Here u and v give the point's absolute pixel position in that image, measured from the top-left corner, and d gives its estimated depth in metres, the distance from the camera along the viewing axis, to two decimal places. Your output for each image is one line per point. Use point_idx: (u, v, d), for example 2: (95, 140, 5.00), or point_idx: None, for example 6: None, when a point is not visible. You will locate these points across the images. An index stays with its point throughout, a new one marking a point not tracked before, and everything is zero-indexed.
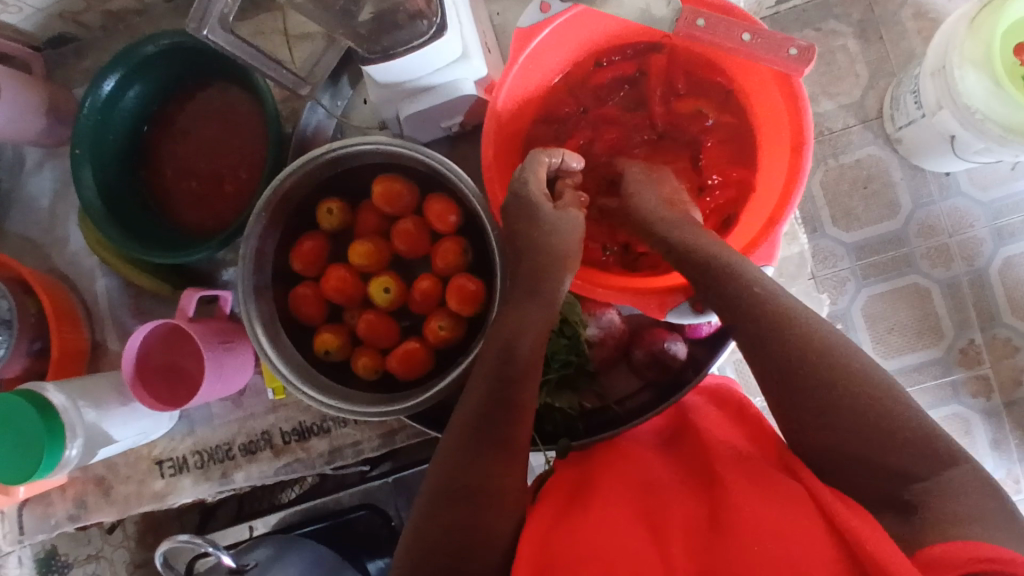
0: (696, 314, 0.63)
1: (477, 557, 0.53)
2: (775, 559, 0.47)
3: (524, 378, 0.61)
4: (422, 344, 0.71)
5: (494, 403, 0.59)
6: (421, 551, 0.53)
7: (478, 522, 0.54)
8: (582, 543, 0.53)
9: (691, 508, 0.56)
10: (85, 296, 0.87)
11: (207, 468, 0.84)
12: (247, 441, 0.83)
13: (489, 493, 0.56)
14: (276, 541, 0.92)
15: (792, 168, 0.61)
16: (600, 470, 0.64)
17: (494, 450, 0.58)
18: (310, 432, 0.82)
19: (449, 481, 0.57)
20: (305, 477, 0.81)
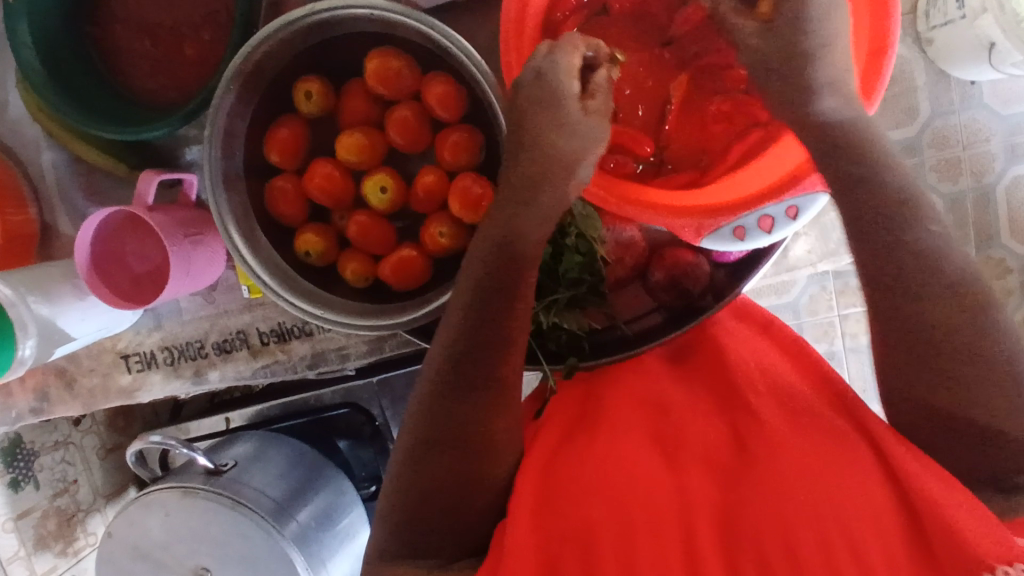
0: (735, 240, 0.57)
1: (476, 489, 0.51)
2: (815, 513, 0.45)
3: (509, 300, 0.53)
4: (419, 252, 0.63)
5: (472, 338, 0.52)
6: (416, 491, 0.51)
7: (472, 459, 0.51)
8: (587, 475, 0.52)
9: (711, 440, 0.54)
10: (29, 170, 0.76)
11: (178, 365, 0.78)
12: (221, 339, 0.77)
13: (478, 435, 0.51)
14: (255, 437, 0.89)
15: (865, 73, 0.55)
16: (616, 398, 0.60)
17: (478, 386, 0.52)
18: (291, 333, 0.76)
19: (435, 421, 0.52)
20: (286, 380, 0.76)
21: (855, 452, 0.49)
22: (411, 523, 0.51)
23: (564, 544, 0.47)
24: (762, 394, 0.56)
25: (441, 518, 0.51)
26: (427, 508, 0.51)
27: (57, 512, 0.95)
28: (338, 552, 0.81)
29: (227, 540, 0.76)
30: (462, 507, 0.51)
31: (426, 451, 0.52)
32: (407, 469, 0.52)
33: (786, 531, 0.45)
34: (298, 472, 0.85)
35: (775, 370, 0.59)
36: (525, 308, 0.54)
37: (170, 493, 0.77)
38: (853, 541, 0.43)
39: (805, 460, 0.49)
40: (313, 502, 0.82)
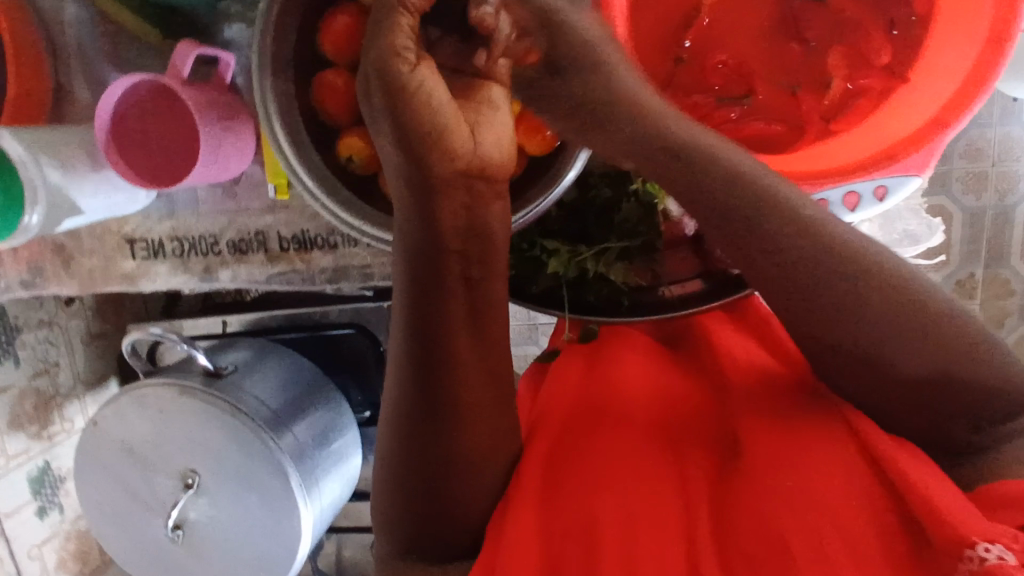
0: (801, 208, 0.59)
1: (453, 486, 0.48)
2: (801, 516, 0.42)
3: (447, 303, 0.44)
4: None
5: (417, 359, 0.46)
6: (402, 501, 0.49)
7: (447, 466, 0.47)
8: (575, 473, 0.49)
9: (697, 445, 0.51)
10: (49, 25, 0.69)
11: (188, 259, 0.74)
12: (238, 238, 0.72)
13: (450, 455, 0.47)
14: (254, 344, 0.85)
15: (976, 68, 0.51)
16: (596, 384, 0.57)
17: (441, 413, 0.47)
18: (313, 244, 0.71)
19: (408, 454, 0.48)
20: (302, 291, 0.72)
21: (830, 446, 0.46)
22: (399, 538, 0.50)
23: (566, 540, 0.45)
24: (754, 387, 0.53)
25: (428, 522, 0.48)
26: (412, 515, 0.49)
27: (35, 394, 0.91)
28: (329, 472, 0.80)
29: (221, 446, 0.73)
30: (451, 521, 0.48)
31: (406, 462, 0.48)
32: (389, 482, 0.49)
33: (777, 536, 0.42)
34: (298, 387, 0.82)
35: (767, 364, 0.56)
36: (466, 306, 0.45)
37: (166, 390, 0.73)
38: (847, 542, 0.41)
39: (785, 454, 0.47)
40: (310, 418, 0.80)
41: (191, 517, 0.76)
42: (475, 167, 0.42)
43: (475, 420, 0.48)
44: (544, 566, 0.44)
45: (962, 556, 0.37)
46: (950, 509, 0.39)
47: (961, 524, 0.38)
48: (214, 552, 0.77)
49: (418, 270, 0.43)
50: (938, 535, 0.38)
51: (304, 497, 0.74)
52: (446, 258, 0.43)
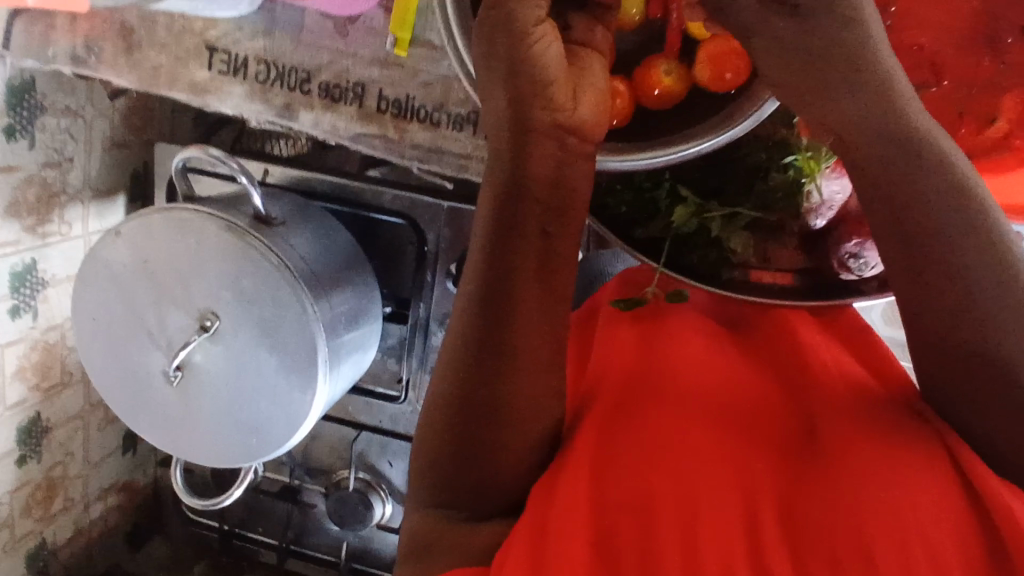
0: None
1: (500, 445, 0.46)
2: (878, 515, 0.40)
3: (518, 251, 0.44)
4: (629, 89, 0.53)
5: (481, 309, 0.44)
6: (439, 458, 0.47)
7: (491, 433, 0.45)
8: (629, 450, 0.46)
9: (762, 432, 0.47)
10: None
11: (270, 88, 0.67)
12: (332, 82, 0.65)
13: (497, 410, 0.45)
14: (295, 201, 0.78)
15: None
16: (655, 354, 0.53)
17: (491, 361, 0.45)
18: (414, 113, 0.64)
19: (455, 400, 0.46)
20: (387, 160, 0.66)
21: (910, 451, 0.43)
22: (434, 491, 0.47)
23: (624, 513, 0.43)
24: (820, 380, 0.51)
25: (472, 479, 0.46)
26: (453, 476, 0.47)
27: (41, 184, 0.82)
28: (346, 357, 0.75)
29: (252, 296, 0.66)
30: (488, 476, 0.46)
31: (460, 415, 0.46)
32: (433, 434, 0.47)
33: (856, 535, 0.40)
34: (338, 259, 0.75)
35: (846, 364, 0.53)
36: (538, 257, 0.44)
37: (208, 221, 0.66)
38: (934, 553, 0.38)
39: (864, 458, 0.43)
40: (345, 295, 0.74)
41: (196, 361, 0.70)
42: (571, 123, 0.42)
43: (530, 374, 0.45)
44: (599, 537, 0.42)
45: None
46: None
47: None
48: (209, 403, 0.71)
49: (498, 209, 0.43)
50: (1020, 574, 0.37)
51: (325, 372, 0.68)
52: (524, 205, 0.43)
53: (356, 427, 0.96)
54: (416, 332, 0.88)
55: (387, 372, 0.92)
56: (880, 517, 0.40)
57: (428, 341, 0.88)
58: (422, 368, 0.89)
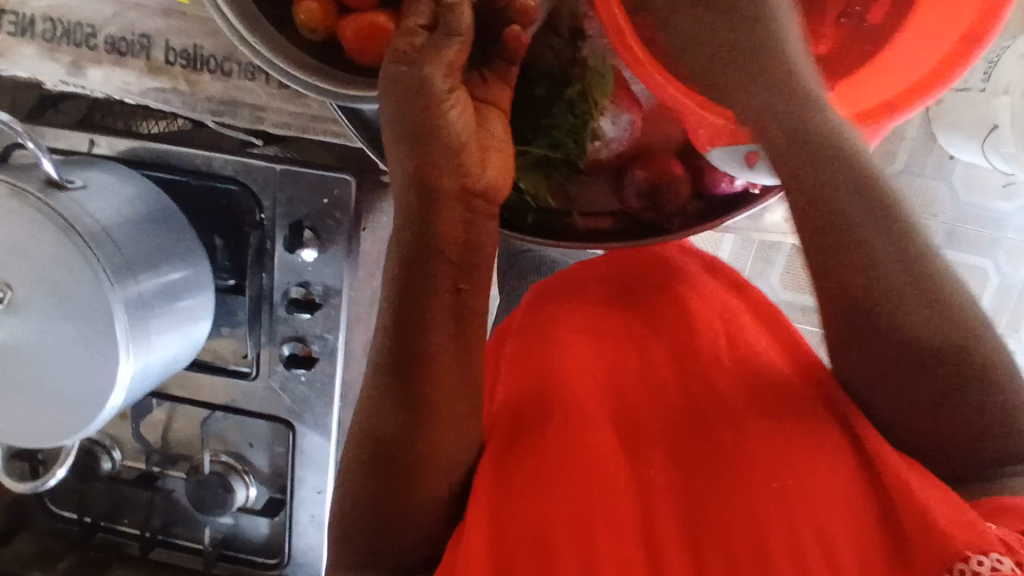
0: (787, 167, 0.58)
1: (427, 471, 0.56)
2: (784, 516, 0.49)
3: (429, 305, 0.52)
4: (394, 23, 0.52)
5: (395, 367, 0.54)
6: (365, 501, 0.56)
7: (413, 483, 0.55)
8: (539, 459, 0.56)
9: (670, 427, 0.60)
10: None
11: (57, 46, 0.63)
12: (119, 35, 0.62)
13: (409, 459, 0.55)
14: (113, 168, 0.75)
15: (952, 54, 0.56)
16: (558, 389, 0.62)
17: (400, 403, 0.55)
18: (205, 65, 0.62)
19: (371, 451, 0.56)
20: (179, 115, 0.63)
21: (820, 448, 0.54)
22: (359, 545, 0.57)
23: (519, 548, 0.51)
24: (716, 373, 0.63)
25: (381, 525, 0.56)
26: (376, 517, 0.56)
27: None
28: (167, 330, 0.72)
29: (45, 266, 0.64)
30: (393, 522, 0.56)
31: (376, 474, 0.56)
32: (349, 514, 0.58)
33: (772, 528, 0.49)
34: (155, 228, 0.73)
35: (736, 332, 0.67)
36: (452, 310, 0.53)
37: None
38: (826, 543, 0.48)
39: (766, 448, 0.54)
40: (163, 269, 0.71)
41: None
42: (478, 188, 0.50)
43: (446, 429, 0.56)
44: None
45: (953, 567, 0.44)
46: (955, 524, 0.45)
47: (954, 533, 0.45)
48: (12, 379, 0.68)
49: (410, 269, 0.52)
50: (920, 540, 0.46)
51: (126, 347, 0.66)
52: (433, 258, 0.51)
53: (210, 407, 0.93)
54: (258, 304, 0.86)
55: (238, 348, 0.90)
56: (781, 515, 0.49)
57: (273, 315, 0.86)
58: (271, 342, 0.88)
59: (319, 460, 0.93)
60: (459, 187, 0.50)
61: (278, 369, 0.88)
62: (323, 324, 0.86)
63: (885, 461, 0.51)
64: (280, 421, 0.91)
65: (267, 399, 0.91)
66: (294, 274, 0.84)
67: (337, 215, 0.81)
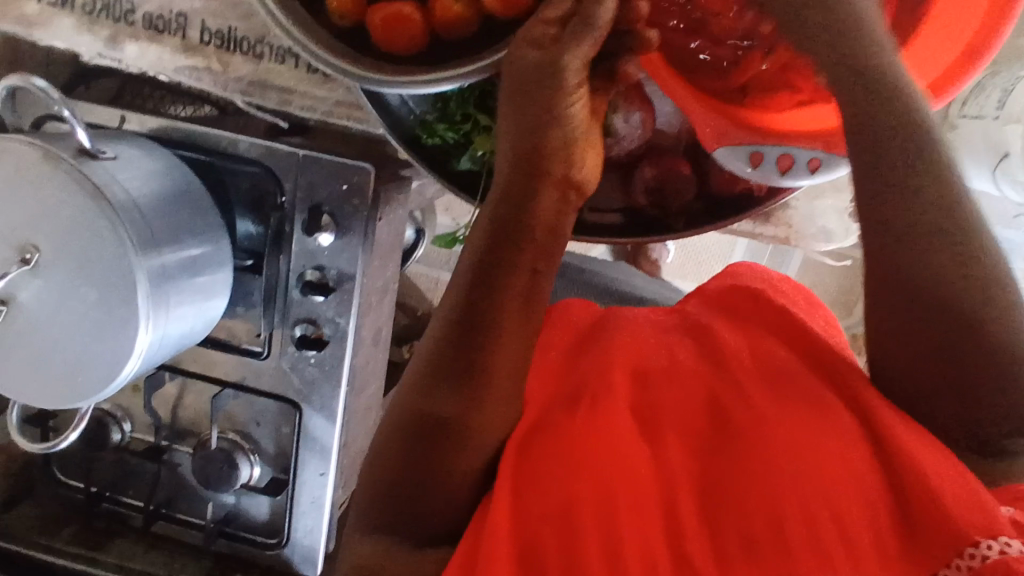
0: (809, 174, 0.58)
1: (466, 443, 0.57)
2: (805, 506, 0.49)
3: (507, 283, 0.57)
4: (420, 14, 0.54)
5: (461, 335, 0.57)
6: (399, 470, 0.58)
7: (450, 455, 0.57)
8: (561, 443, 0.55)
9: (692, 409, 0.58)
10: None
11: (96, 19, 0.66)
12: (157, 13, 0.65)
13: (455, 429, 0.57)
14: (143, 144, 0.78)
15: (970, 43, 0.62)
16: (586, 377, 0.62)
17: (461, 368, 0.57)
18: (237, 46, 0.64)
19: (413, 414, 0.59)
20: (209, 93, 0.65)
21: (843, 441, 0.53)
22: (389, 506, 0.59)
23: (544, 530, 0.51)
24: (744, 365, 0.61)
25: (414, 495, 0.58)
26: (408, 487, 0.58)
27: None
28: (185, 302, 0.75)
29: (74, 231, 0.67)
30: (430, 492, 0.58)
31: (416, 439, 0.58)
32: (383, 477, 0.59)
33: (793, 519, 0.48)
34: (180, 203, 0.75)
35: (764, 337, 0.66)
36: (524, 290, 0.58)
37: (30, 150, 0.66)
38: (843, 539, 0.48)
39: (790, 434, 0.53)
40: (185, 243, 0.74)
41: (20, 298, 0.69)
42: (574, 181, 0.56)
43: (492, 402, 0.57)
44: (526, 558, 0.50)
45: (962, 552, 0.46)
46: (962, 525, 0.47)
47: (963, 523, 0.47)
48: (36, 340, 0.71)
49: (490, 250, 0.57)
50: (927, 524, 0.48)
51: (147, 316, 0.68)
52: (525, 238, 0.56)
53: (219, 384, 0.95)
54: (274, 285, 0.88)
55: (251, 327, 0.92)
56: (803, 505, 0.49)
57: (287, 297, 0.88)
58: (284, 323, 0.90)
59: (323, 443, 0.94)
60: (561, 176, 0.56)
61: (289, 350, 0.91)
62: (335, 308, 0.88)
63: (903, 457, 0.51)
64: (287, 402, 0.93)
65: (277, 379, 0.93)
66: (309, 257, 0.86)
67: (355, 202, 0.84)
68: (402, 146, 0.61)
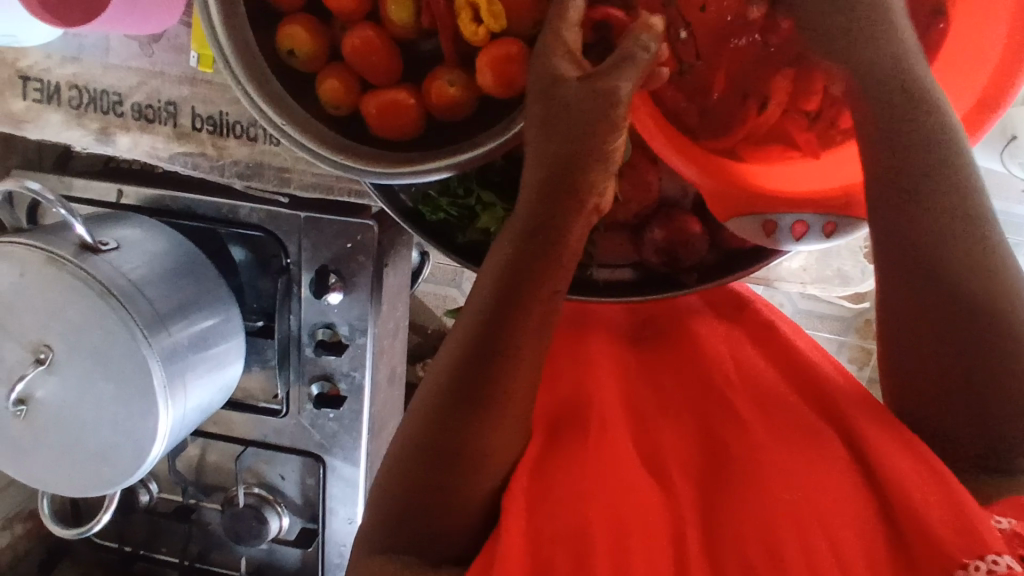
0: (824, 237, 0.57)
1: (473, 478, 0.53)
2: (805, 523, 0.48)
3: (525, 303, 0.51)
4: (416, 101, 0.53)
5: (473, 355, 0.52)
6: (401, 498, 0.54)
7: (454, 480, 0.53)
8: (576, 479, 0.54)
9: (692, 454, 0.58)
10: None
11: (85, 112, 0.67)
12: (145, 103, 0.66)
13: (474, 456, 0.52)
14: (145, 223, 0.78)
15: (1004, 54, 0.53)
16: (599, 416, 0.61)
17: (480, 398, 0.52)
18: (230, 130, 0.65)
19: (426, 441, 0.54)
20: (206, 178, 0.66)
21: (838, 468, 0.53)
22: (397, 530, 0.54)
23: (554, 549, 0.48)
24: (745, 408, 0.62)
25: (424, 525, 0.53)
26: (414, 513, 0.53)
27: None
28: (201, 378, 0.75)
29: (82, 324, 0.66)
30: (443, 516, 0.53)
31: (422, 461, 0.53)
32: (391, 496, 0.54)
33: (804, 533, 0.47)
34: (186, 282, 0.75)
35: (758, 372, 0.67)
36: (547, 316, 0.52)
37: (33, 254, 0.66)
38: (838, 553, 0.46)
39: (789, 467, 0.53)
40: (193, 319, 0.73)
41: (38, 395, 0.69)
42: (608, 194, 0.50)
43: (500, 425, 0.53)
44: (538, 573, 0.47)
45: (967, 565, 0.44)
46: (941, 531, 0.45)
47: (951, 544, 0.45)
48: (59, 433, 0.71)
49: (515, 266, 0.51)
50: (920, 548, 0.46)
51: (166, 400, 0.69)
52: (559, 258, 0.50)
53: (240, 443, 0.95)
54: (287, 347, 0.88)
55: (267, 386, 0.92)
56: (810, 519, 0.48)
57: (301, 355, 0.88)
58: (300, 380, 0.90)
59: (349, 493, 0.95)
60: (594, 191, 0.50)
61: (307, 408, 0.91)
62: (350, 363, 0.87)
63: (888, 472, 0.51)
64: (310, 456, 0.94)
65: (296, 434, 0.93)
66: (320, 315, 0.86)
67: (360, 258, 0.83)
68: (406, 223, 0.60)
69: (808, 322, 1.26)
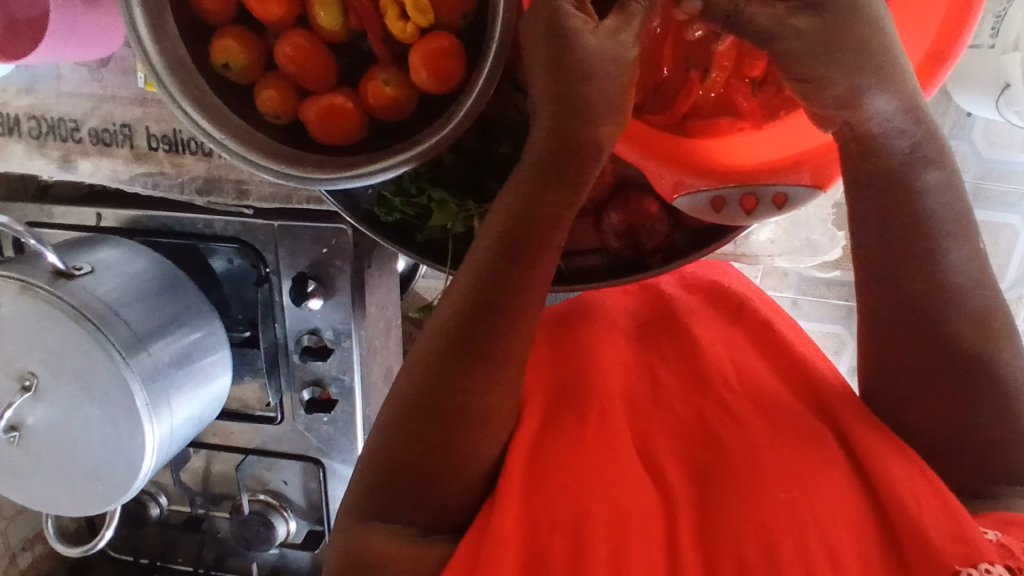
0: (776, 209, 0.56)
1: (473, 444, 0.53)
2: (802, 513, 0.48)
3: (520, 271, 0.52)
4: (354, 103, 0.53)
5: (472, 313, 0.53)
6: (392, 466, 0.53)
7: (454, 447, 0.53)
8: (578, 454, 0.54)
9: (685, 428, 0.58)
10: None
11: (45, 141, 0.70)
12: (101, 127, 0.69)
13: (473, 416, 0.53)
14: (122, 244, 0.79)
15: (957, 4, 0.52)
16: (591, 394, 0.61)
17: (483, 355, 0.53)
18: (185, 147, 0.69)
19: (424, 397, 0.53)
20: (166, 196, 0.69)
21: (832, 451, 0.54)
22: (384, 499, 0.53)
23: (556, 534, 0.49)
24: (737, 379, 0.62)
25: (411, 498, 0.53)
26: (402, 482, 0.53)
27: None
28: (187, 392, 0.75)
29: (63, 350, 0.67)
30: (434, 489, 0.53)
31: (414, 426, 0.53)
32: (377, 462, 0.54)
33: (799, 526, 0.48)
34: (166, 299, 0.76)
35: (743, 348, 0.66)
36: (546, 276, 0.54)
37: (5, 286, 0.67)
38: (833, 542, 0.47)
39: (784, 449, 0.54)
40: (176, 336, 0.74)
41: (29, 422, 0.71)
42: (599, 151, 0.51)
43: (500, 382, 0.54)
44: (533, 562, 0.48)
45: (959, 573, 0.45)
46: (933, 532, 0.46)
47: (943, 550, 0.46)
48: (55, 456, 0.73)
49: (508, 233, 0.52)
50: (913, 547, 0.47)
51: (149, 418, 0.70)
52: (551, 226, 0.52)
53: (240, 451, 0.97)
54: (274, 355, 0.89)
55: (261, 394, 0.93)
56: (808, 509, 0.49)
57: (289, 362, 0.89)
58: (291, 386, 0.91)
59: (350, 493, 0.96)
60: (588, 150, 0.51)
61: (301, 413, 0.92)
62: (338, 366, 0.88)
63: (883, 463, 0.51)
64: (309, 460, 0.95)
65: (294, 440, 0.94)
66: (303, 322, 0.86)
67: (337, 262, 0.83)
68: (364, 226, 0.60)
69: (813, 289, 1.23)
